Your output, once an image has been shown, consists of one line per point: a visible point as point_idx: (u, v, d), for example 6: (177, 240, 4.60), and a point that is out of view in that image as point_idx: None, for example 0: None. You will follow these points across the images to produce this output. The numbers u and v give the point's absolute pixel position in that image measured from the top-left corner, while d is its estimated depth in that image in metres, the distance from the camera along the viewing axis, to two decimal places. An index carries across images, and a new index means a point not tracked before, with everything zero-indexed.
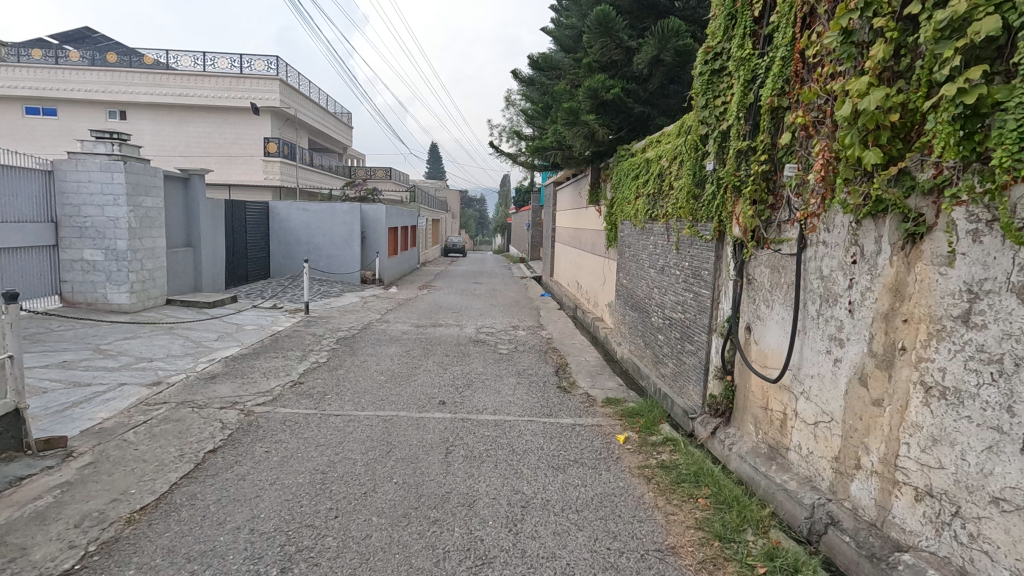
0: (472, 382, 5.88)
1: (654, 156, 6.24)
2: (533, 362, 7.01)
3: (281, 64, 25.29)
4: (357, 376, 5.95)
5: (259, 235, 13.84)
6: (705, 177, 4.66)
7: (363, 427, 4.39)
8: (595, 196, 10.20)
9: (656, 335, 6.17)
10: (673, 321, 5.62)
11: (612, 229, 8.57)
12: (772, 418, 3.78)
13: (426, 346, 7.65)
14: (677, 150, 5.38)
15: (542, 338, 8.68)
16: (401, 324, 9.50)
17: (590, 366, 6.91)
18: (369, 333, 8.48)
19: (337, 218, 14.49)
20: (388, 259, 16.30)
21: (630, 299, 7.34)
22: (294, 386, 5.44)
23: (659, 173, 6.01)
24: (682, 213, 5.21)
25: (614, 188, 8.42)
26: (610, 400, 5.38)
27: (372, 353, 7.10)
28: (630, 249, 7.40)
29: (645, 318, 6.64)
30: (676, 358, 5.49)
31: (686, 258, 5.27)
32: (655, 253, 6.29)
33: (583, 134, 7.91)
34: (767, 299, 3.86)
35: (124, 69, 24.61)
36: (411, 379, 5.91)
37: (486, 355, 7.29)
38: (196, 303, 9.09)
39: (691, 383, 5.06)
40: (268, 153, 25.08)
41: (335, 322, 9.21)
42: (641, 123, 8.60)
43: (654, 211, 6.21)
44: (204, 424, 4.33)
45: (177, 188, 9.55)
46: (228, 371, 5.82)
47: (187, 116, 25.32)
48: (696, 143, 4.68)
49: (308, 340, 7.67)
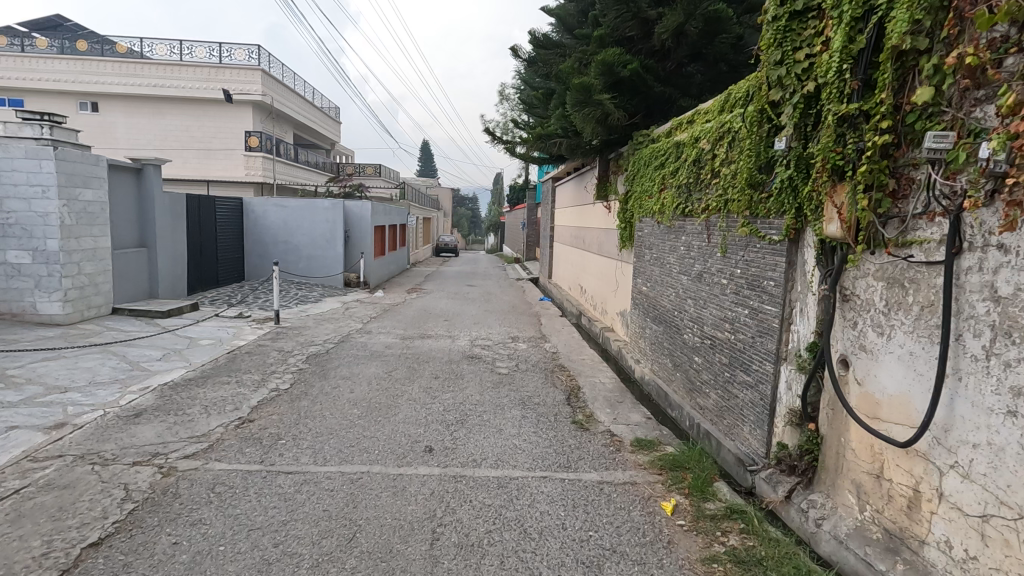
0: (467, 416, 4.75)
1: (688, 139, 5.14)
2: (538, 386, 5.89)
3: (263, 54, 24.01)
4: (324, 409, 4.81)
5: (232, 234, 12.64)
6: (774, 158, 3.56)
7: (320, 495, 3.26)
8: (604, 190, 9.09)
9: (690, 356, 5.07)
10: (717, 341, 4.52)
11: (628, 228, 7.48)
12: (892, 493, 2.68)
13: (412, 365, 6.51)
14: (726, 127, 4.28)
15: (546, 353, 7.55)
16: (385, 335, 8.35)
17: (607, 391, 5.79)
18: (347, 349, 7.32)
19: (319, 216, 13.33)
20: (374, 260, 15.12)
21: (652, 310, 6.23)
22: (241, 426, 4.29)
23: (696, 159, 4.91)
24: (734, 207, 4.10)
25: (630, 180, 7.33)
26: (642, 443, 4.27)
27: (347, 375, 5.95)
28: (652, 251, 6.30)
29: (673, 334, 5.55)
30: (723, 388, 4.39)
31: (739, 264, 4.16)
32: (689, 257, 5.18)
33: (595, 117, 6.79)
34: (882, 324, 2.76)
35: (96, 58, 23.20)
36: (391, 412, 4.78)
37: (483, 376, 6.17)
38: (147, 312, 7.89)
39: (747, 425, 3.96)
40: (249, 148, 23.93)
41: (309, 334, 8.04)
42: (661, 106, 7.50)
43: (689, 206, 5.11)
44: (102, 491, 3.17)
45: (127, 179, 8.35)
46: (162, 403, 4.67)
47: (163, 108, 23.94)
48: (761, 115, 3.59)
49: (272, 357, 6.50)
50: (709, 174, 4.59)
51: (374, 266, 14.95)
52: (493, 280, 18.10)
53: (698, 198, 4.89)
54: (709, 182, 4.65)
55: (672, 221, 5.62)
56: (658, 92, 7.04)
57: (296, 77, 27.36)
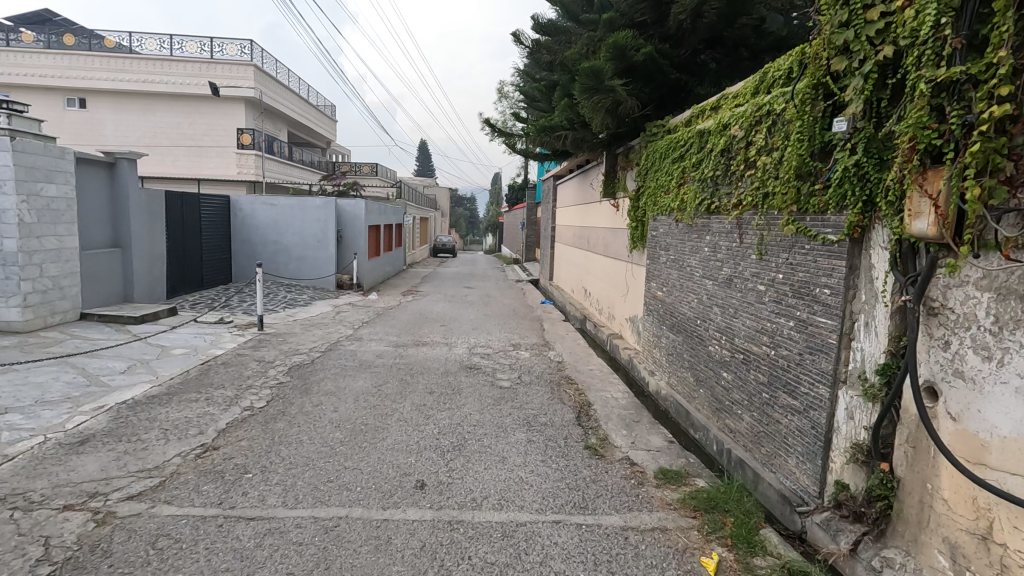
0: (465, 441, 4.16)
1: (715, 126, 4.57)
2: (545, 402, 5.30)
3: (255, 49, 23.40)
4: (301, 433, 4.21)
5: (219, 233, 12.03)
6: (833, 142, 2.98)
7: (286, 550, 2.66)
8: (612, 187, 8.52)
9: (718, 370, 4.49)
10: (752, 356, 3.93)
11: (640, 227, 6.89)
12: (1005, 562, 2.10)
13: (405, 378, 5.91)
14: (765, 110, 3.70)
15: (550, 363, 6.96)
16: (377, 343, 7.75)
17: (621, 408, 5.21)
18: (334, 358, 6.72)
19: (310, 215, 12.74)
20: (369, 261, 14.51)
21: (670, 317, 5.64)
22: (202, 455, 3.69)
23: (726, 148, 4.32)
24: (776, 202, 3.52)
25: (643, 175, 6.74)
26: (668, 475, 3.69)
27: (332, 389, 5.36)
28: (669, 252, 5.72)
29: (696, 344, 4.96)
30: (760, 411, 3.81)
31: (781, 268, 3.59)
32: (715, 259, 4.61)
33: (606, 105, 6.21)
34: (990, 346, 2.19)
35: (83, 52, 22.56)
36: (379, 437, 4.18)
37: (482, 390, 5.58)
38: (118, 318, 7.28)
39: (793, 456, 3.38)
40: (242, 146, 23.35)
41: (294, 341, 7.43)
42: (676, 94, 6.91)
43: (716, 202, 4.53)
44: (15, 548, 2.58)
45: (98, 174, 7.75)
46: (115, 427, 4.07)
47: (153, 104, 23.32)
48: (817, 91, 3.02)
49: (250, 369, 5.91)
50: (744, 164, 4.01)
51: (368, 268, 14.34)
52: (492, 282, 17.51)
53: (728, 192, 4.30)
54: (742, 174, 4.08)
55: (693, 219, 5.04)
56: (674, 78, 6.46)
57: (291, 73, 26.76)
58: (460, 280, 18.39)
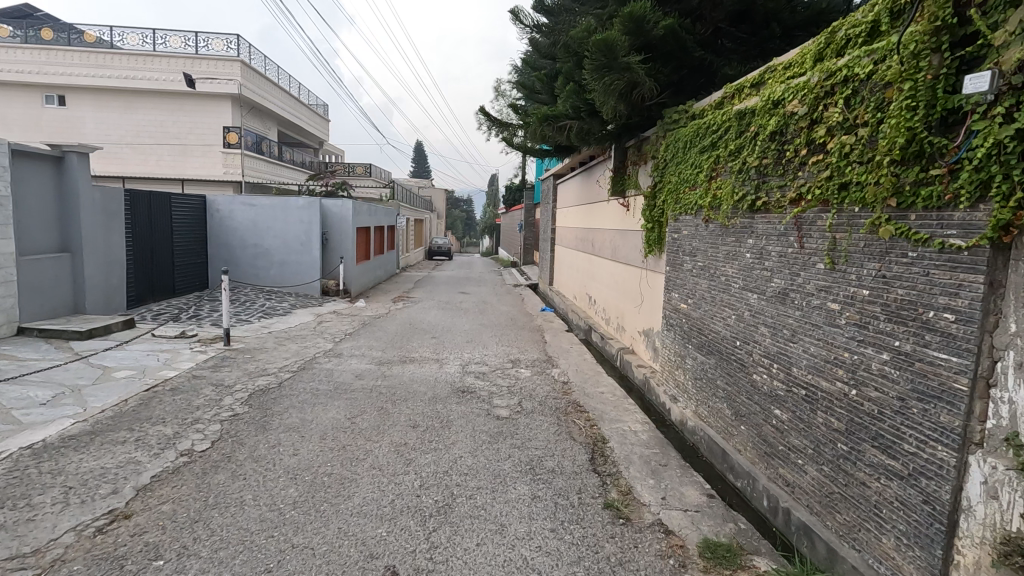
0: (453, 500, 3.29)
1: (761, 104, 3.72)
2: (551, 438, 4.43)
3: (242, 44, 22.57)
4: (247, 488, 3.33)
5: (193, 236, 11.16)
6: (965, 108, 2.12)
7: None
8: (622, 185, 7.68)
9: (768, 406, 3.61)
10: (821, 393, 3.06)
11: (657, 228, 6.05)
12: None
13: (386, 405, 5.04)
14: (843, 75, 2.85)
15: (556, 384, 6.09)
16: (359, 360, 6.86)
17: (643, 446, 4.33)
18: (306, 380, 5.84)
19: (292, 216, 11.89)
20: (357, 266, 13.64)
21: (699, 335, 4.77)
22: (105, 529, 2.80)
23: (780, 131, 3.47)
24: (862, 194, 2.66)
25: (660, 169, 5.89)
26: (718, 552, 2.81)
27: (297, 423, 4.48)
28: (695, 259, 4.88)
29: (735, 370, 4.09)
30: (832, 466, 2.95)
31: (866, 282, 2.73)
32: (761, 268, 3.76)
33: (619, 87, 5.36)
34: None
35: (62, 47, 21.65)
36: (344, 494, 3.30)
37: (477, 422, 4.72)
38: (62, 333, 6.38)
39: (892, 536, 2.51)
40: (228, 144, 22.31)
41: (263, 359, 6.55)
42: (698, 76, 6.05)
43: (764, 198, 3.67)
44: None
45: (43, 170, 6.88)
46: (3, 484, 3.18)
47: (136, 101, 22.42)
48: (944, 38, 2.17)
49: (204, 395, 5.03)
50: (807, 149, 3.16)
51: (357, 273, 13.46)
52: (489, 286, 16.66)
53: (783, 184, 3.45)
54: (805, 161, 3.22)
55: (730, 219, 4.19)
56: (698, 55, 5.59)
57: (280, 71, 25.94)
58: (456, 284, 17.55)
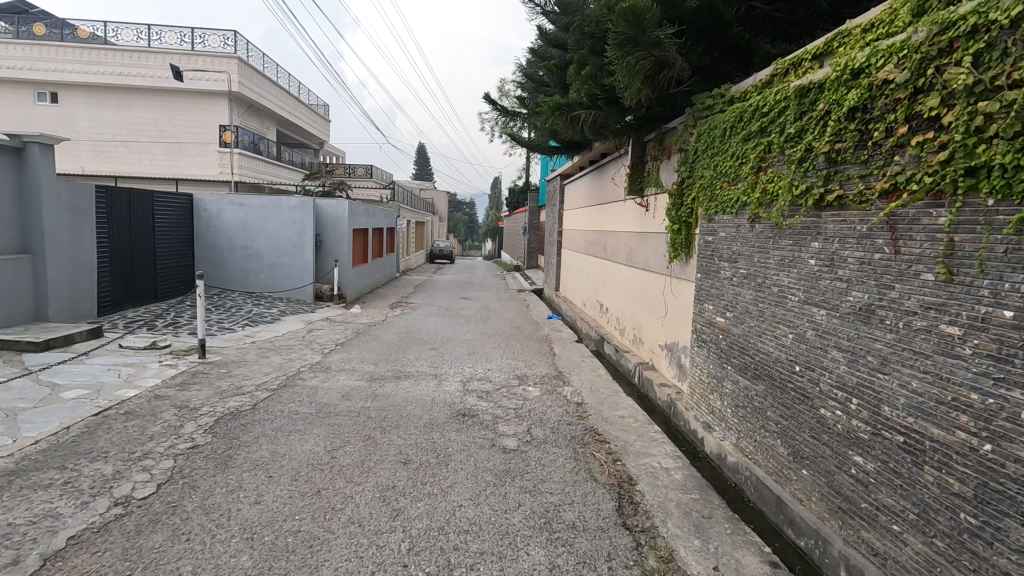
0: (450, 573, 2.58)
1: (833, 75, 3.02)
2: (568, 478, 3.71)
3: (240, 40, 21.96)
4: (187, 555, 2.62)
5: (177, 238, 10.50)
6: None
7: None
8: (640, 183, 6.99)
9: (845, 452, 2.88)
10: (932, 444, 2.34)
11: (685, 230, 5.33)
12: None
13: (374, 434, 4.33)
14: (969, 24, 2.14)
15: (569, 407, 5.36)
16: (347, 375, 6.15)
17: (679, 490, 3.60)
18: (285, 400, 5.13)
19: (284, 217, 11.24)
20: (353, 270, 12.95)
21: (743, 356, 4.03)
22: None
23: (862, 106, 2.77)
24: (1010, 181, 1.95)
25: (690, 162, 5.18)
26: None
27: (266, 458, 3.76)
28: (737, 266, 4.16)
29: (795, 402, 3.35)
30: (950, 542, 2.23)
31: (1008, 302, 2.02)
32: (832, 279, 3.05)
33: (646, 67, 4.64)
34: None
35: (54, 42, 21.04)
36: (310, 566, 2.58)
37: (479, 456, 4.00)
38: (15, 344, 5.68)
39: None
40: (224, 143, 21.69)
41: (240, 374, 5.84)
42: (734, 57, 5.30)
43: (838, 190, 2.96)
44: None
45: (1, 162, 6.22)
46: None
47: (130, 99, 21.86)
48: None
49: (162, 421, 4.32)
50: (908, 125, 2.46)
51: (353, 276, 12.75)
52: (492, 292, 15.96)
53: (867, 173, 2.75)
54: (904, 142, 2.52)
55: (787, 218, 3.48)
56: (737, 32, 4.86)
57: (279, 69, 25.33)
58: (457, 289, 16.86)
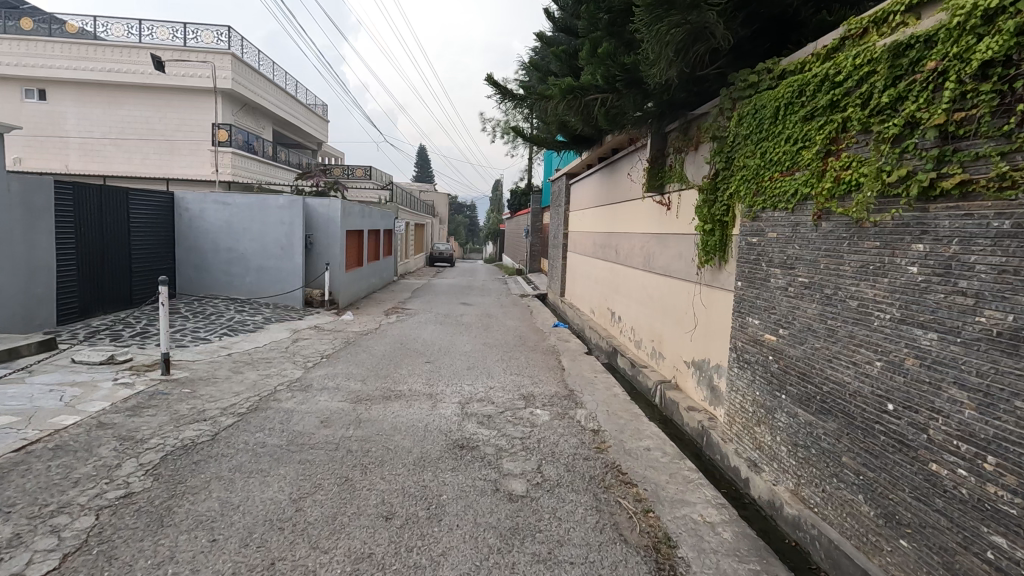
0: None
1: (950, 23, 2.28)
2: (591, 540, 2.96)
3: (234, 36, 21.28)
4: None
5: (156, 239, 9.78)
6: None
7: None
8: (661, 179, 6.27)
9: (976, 529, 2.13)
10: None
11: (720, 230, 4.60)
12: None
13: (352, 475, 3.59)
14: None
15: (584, 437, 4.61)
16: (330, 396, 5.40)
17: (732, 557, 2.85)
18: (252, 428, 4.38)
19: (272, 217, 10.54)
20: (347, 273, 12.23)
21: (804, 384, 3.28)
22: None
23: (1003, 58, 2.04)
24: None
25: (726, 152, 4.45)
26: None
27: (213, 512, 3.01)
28: (795, 274, 3.42)
29: (887, 450, 2.61)
30: None
31: None
32: (949, 292, 2.30)
33: (680, 38, 3.93)
34: None
35: (42, 38, 20.36)
36: None
37: (479, 507, 3.26)
38: None
39: None
40: (217, 142, 21.01)
41: (206, 395, 5.10)
42: (779, 30, 4.55)
43: (961, 174, 2.22)
44: None
45: None
46: None
47: (121, 96, 21.21)
48: None
49: (97, 458, 3.58)
50: None
51: (346, 281, 12.00)
52: (493, 297, 15.23)
53: (1012, 148, 2.01)
54: None
55: (871, 213, 2.73)
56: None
57: (275, 66, 24.68)
58: (458, 294, 16.14)
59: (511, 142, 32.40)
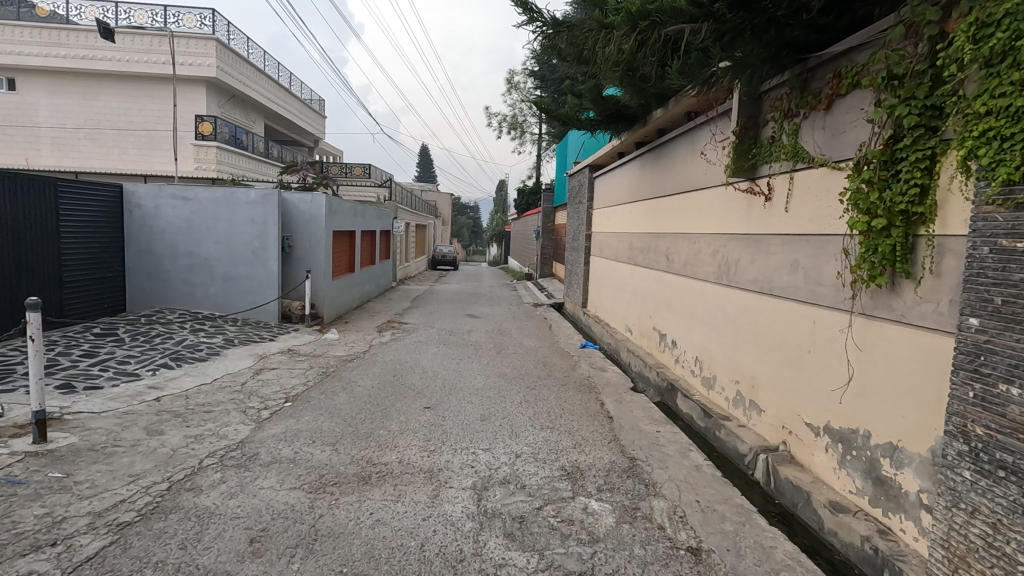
0: None
1: None
2: None
3: (218, 20, 19.56)
4: None
5: (98, 241, 8.03)
6: None
7: None
8: (756, 158, 4.48)
9: None
10: None
11: (906, 227, 2.82)
12: None
13: None
14: None
15: (682, 569, 2.80)
16: (279, 479, 3.58)
17: None
18: (126, 566, 2.57)
19: (242, 214, 8.77)
20: (334, 282, 10.42)
21: None
22: None
23: None
24: None
25: (925, 94, 2.68)
26: None
27: None
28: None
29: None
30: None
31: None
32: None
33: None
34: None
35: (8, 21, 18.63)
36: None
37: None
38: None
39: None
40: (200, 136, 19.27)
41: (83, 484, 3.30)
42: None
43: None
44: None
45: None
46: None
47: (96, 87, 19.52)
48: None
49: None
50: None
51: (332, 291, 10.19)
52: (503, 307, 13.42)
53: None
54: None
55: None
56: None
57: (266, 55, 22.96)
58: (463, 303, 14.33)
59: (518, 137, 30.56)
